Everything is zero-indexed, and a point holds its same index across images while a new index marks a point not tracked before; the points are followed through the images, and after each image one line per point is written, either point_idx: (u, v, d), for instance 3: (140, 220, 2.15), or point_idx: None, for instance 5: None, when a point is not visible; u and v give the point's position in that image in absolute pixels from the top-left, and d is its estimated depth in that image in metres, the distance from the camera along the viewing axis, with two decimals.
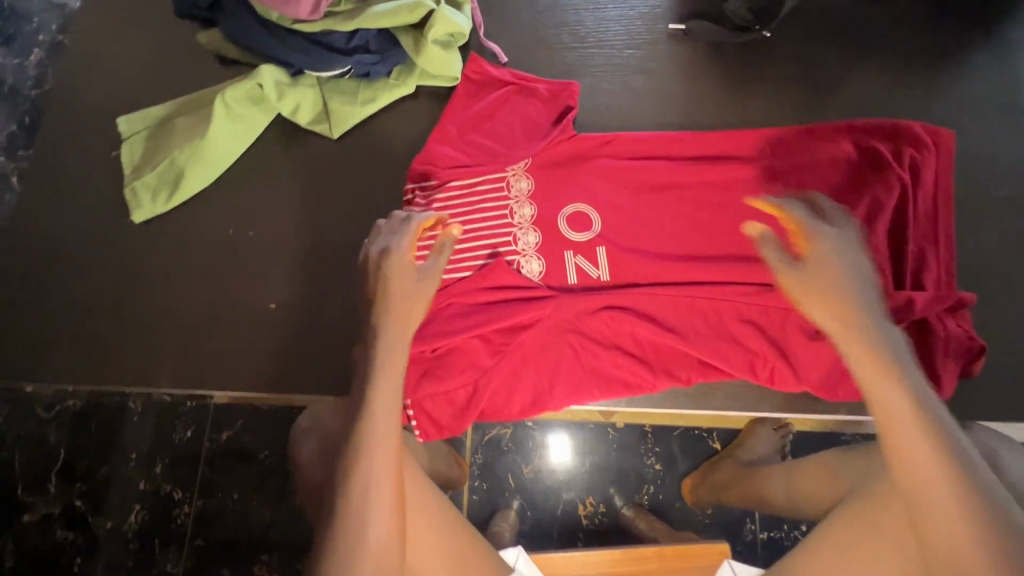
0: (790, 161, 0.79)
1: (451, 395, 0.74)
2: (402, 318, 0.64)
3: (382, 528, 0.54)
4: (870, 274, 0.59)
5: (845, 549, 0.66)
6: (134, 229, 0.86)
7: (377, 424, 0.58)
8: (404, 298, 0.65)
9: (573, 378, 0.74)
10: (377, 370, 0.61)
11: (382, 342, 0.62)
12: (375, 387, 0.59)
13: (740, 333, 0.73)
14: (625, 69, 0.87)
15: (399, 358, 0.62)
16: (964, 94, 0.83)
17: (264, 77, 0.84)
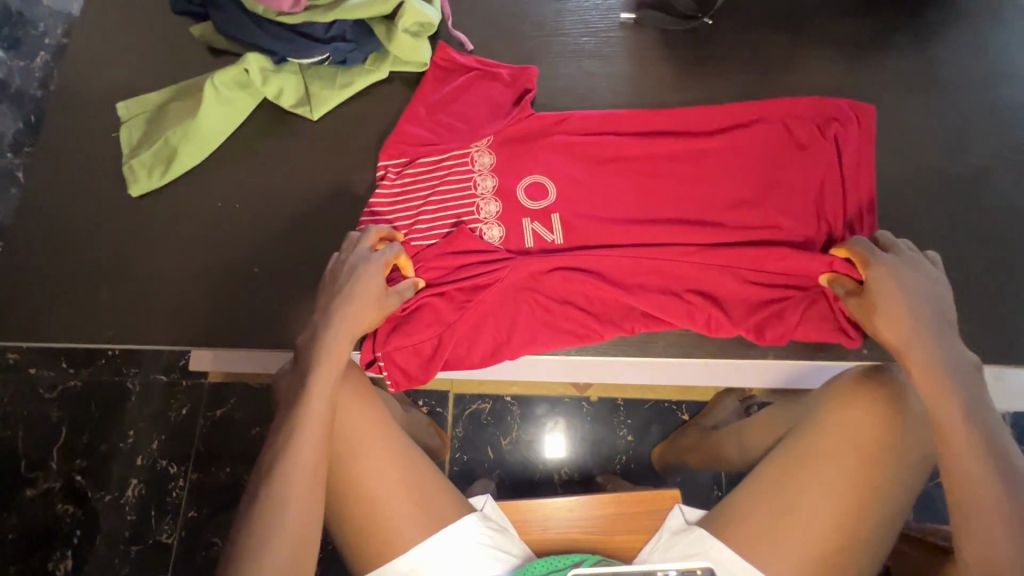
0: (730, 134, 0.86)
1: (418, 348, 0.81)
2: (359, 329, 0.72)
3: (306, 492, 0.63)
4: (936, 295, 0.68)
5: (778, 483, 0.74)
6: (130, 203, 0.94)
7: (312, 404, 0.66)
8: (368, 316, 0.73)
9: (529, 332, 0.81)
10: (319, 354, 0.69)
11: (326, 333, 0.70)
12: (318, 370, 0.68)
13: (679, 286, 0.81)
14: (580, 55, 0.96)
15: (343, 351, 0.70)
16: (885, 73, 0.92)
17: (250, 63, 0.92)
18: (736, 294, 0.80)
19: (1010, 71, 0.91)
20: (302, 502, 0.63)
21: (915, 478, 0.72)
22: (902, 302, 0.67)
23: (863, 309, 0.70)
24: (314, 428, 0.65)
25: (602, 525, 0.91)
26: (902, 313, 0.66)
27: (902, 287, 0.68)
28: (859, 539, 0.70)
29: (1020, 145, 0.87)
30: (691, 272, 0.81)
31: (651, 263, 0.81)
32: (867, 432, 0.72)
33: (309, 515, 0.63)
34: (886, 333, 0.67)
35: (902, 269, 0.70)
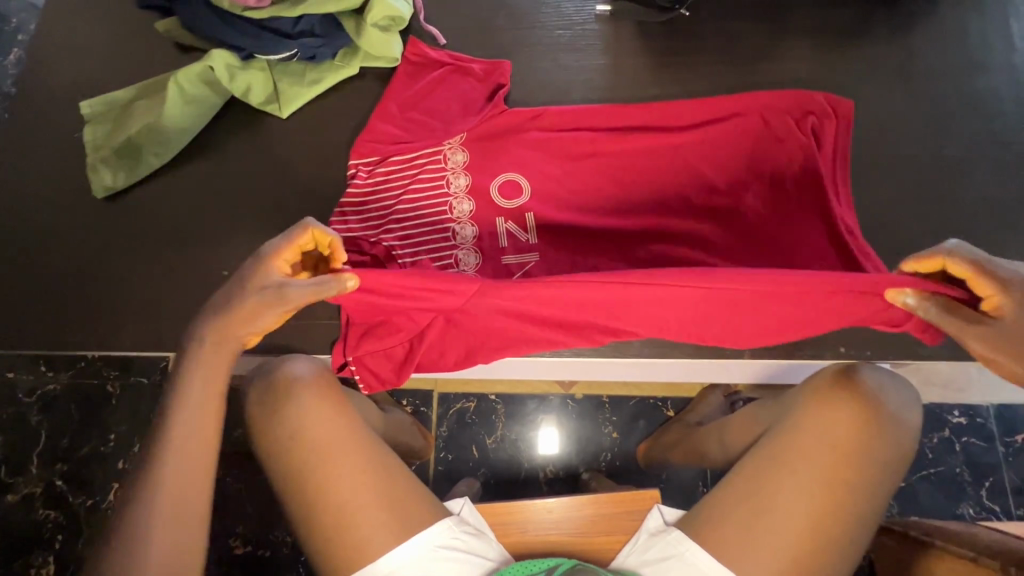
0: (707, 129, 0.84)
1: (390, 351, 0.79)
2: (240, 326, 0.64)
3: (171, 517, 0.61)
4: None
5: (755, 482, 0.73)
6: (96, 204, 0.92)
7: (179, 423, 0.63)
8: (251, 313, 0.63)
9: (499, 342, 0.77)
10: (190, 369, 0.65)
11: (195, 346, 0.65)
12: (186, 388, 0.64)
13: (670, 315, 0.70)
14: (556, 48, 0.94)
15: (221, 362, 0.65)
16: (866, 64, 0.90)
17: (215, 60, 0.89)
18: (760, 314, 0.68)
19: (990, 61, 0.89)
20: (167, 527, 0.60)
21: (891, 479, 0.71)
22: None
23: (999, 355, 0.55)
24: (180, 449, 0.63)
25: (584, 527, 0.90)
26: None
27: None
28: (835, 541, 0.69)
29: (1001, 137, 0.85)
30: (716, 301, 0.65)
31: (647, 291, 0.63)
32: (846, 432, 0.71)
33: (175, 541, 0.60)
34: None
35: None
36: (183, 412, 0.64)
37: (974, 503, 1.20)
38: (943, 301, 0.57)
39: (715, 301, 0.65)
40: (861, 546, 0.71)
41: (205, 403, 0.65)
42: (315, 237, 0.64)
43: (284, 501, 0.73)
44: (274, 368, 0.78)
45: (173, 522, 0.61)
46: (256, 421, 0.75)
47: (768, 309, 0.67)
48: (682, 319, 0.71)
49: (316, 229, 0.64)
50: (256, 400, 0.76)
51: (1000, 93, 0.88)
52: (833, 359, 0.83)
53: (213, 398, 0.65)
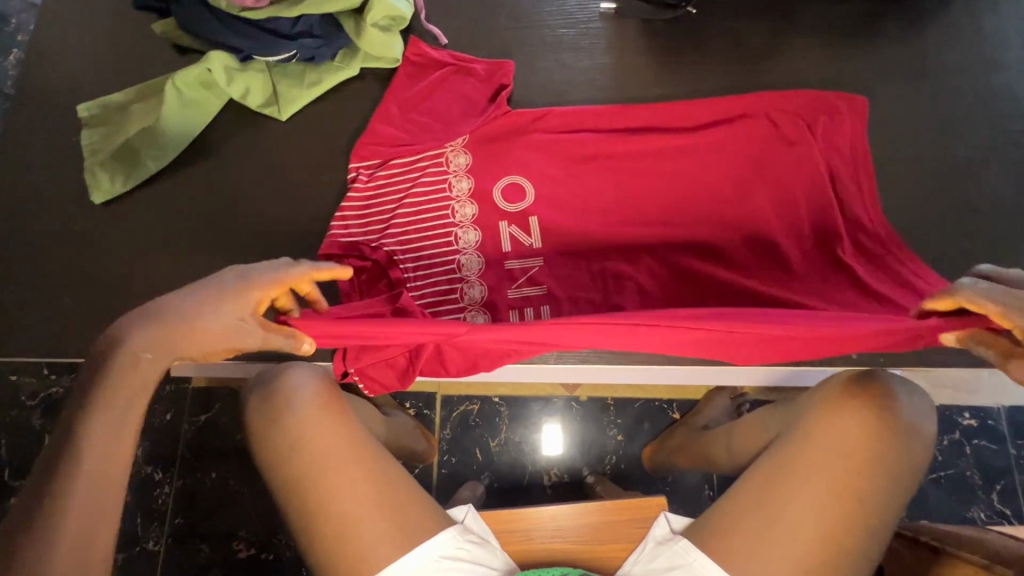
0: (714, 130, 0.83)
1: (391, 360, 0.78)
2: (181, 346, 0.59)
3: (76, 547, 0.55)
4: None
5: (763, 491, 0.72)
6: (94, 209, 0.90)
7: (92, 441, 0.57)
8: (205, 336, 0.59)
9: (496, 354, 0.75)
10: (110, 381, 0.58)
11: (122, 357, 0.58)
12: (104, 403, 0.58)
13: (693, 345, 0.66)
14: (559, 47, 0.92)
15: (146, 376, 0.60)
16: (877, 62, 0.88)
17: (213, 62, 0.88)
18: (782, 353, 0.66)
19: (1005, 57, 0.87)
20: (79, 552, 0.55)
21: (903, 490, 0.70)
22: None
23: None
24: (92, 471, 0.57)
25: (589, 534, 0.89)
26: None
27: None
28: (845, 551, 0.68)
29: (1016, 136, 0.83)
30: (737, 344, 0.64)
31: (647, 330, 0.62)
32: (858, 442, 0.69)
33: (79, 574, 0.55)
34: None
35: None
36: (99, 429, 0.58)
37: (985, 507, 1.18)
38: (978, 336, 0.54)
39: (737, 344, 0.64)
40: (873, 558, 0.69)
41: (124, 420, 0.59)
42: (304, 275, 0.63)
43: (285, 511, 0.73)
44: (275, 377, 0.77)
45: (75, 554, 0.54)
46: (256, 431, 0.74)
47: (797, 345, 0.64)
48: (708, 349, 0.66)
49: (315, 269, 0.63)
50: (256, 407, 0.75)
51: (1015, 90, 0.85)
52: (844, 365, 0.82)
53: (133, 414, 0.60)
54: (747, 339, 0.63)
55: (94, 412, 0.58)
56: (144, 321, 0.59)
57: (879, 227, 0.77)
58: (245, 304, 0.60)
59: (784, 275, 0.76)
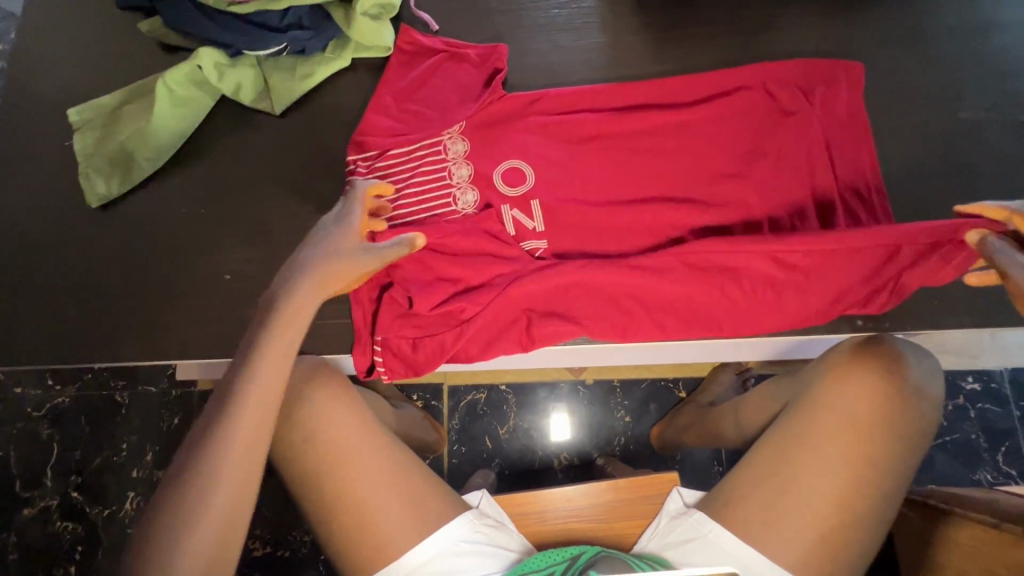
0: (712, 105, 0.82)
1: (419, 341, 0.78)
2: (330, 287, 0.68)
3: (236, 480, 0.57)
4: None
5: (775, 463, 0.72)
6: (91, 213, 0.90)
7: (256, 380, 0.60)
8: (338, 270, 0.68)
9: (495, 330, 0.77)
10: (276, 322, 0.64)
11: (292, 298, 0.66)
12: (270, 342, 0.63)
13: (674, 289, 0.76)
14: (552, 29, 0.91)
15: (301, 319, 0.66)
16: (872, 27, 0.87)
17: (203, 59, 0.87)
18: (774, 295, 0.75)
19: (999, 18, 0.87)
20: (245, 458, 0.58)
21: (914, 452, 0.70)
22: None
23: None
24: (253, 406, 0.60)
25: (604, 513, 0.90)
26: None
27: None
28: (858, 517, 0.68)
29: (1013, 97, 0.83)
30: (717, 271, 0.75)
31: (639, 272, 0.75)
32: (867, 407, 0.70)
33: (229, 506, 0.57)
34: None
35: None
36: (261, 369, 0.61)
37: (991, 469, 1.20)
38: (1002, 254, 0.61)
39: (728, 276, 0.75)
40: (887, 520, 0.70)
41: (286, 358, 0.63)
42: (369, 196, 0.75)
43: (301, 503, 0.73)
44: None
45: (235, 492, 0.57)
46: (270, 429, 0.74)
47: (765, 270, 0.74)
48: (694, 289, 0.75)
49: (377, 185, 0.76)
50: None
51: (1011, 51, 0.85)
52: (851, 333, 0.82)
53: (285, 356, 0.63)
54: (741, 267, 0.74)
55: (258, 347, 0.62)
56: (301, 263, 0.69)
57: (874, 184, 0.78)
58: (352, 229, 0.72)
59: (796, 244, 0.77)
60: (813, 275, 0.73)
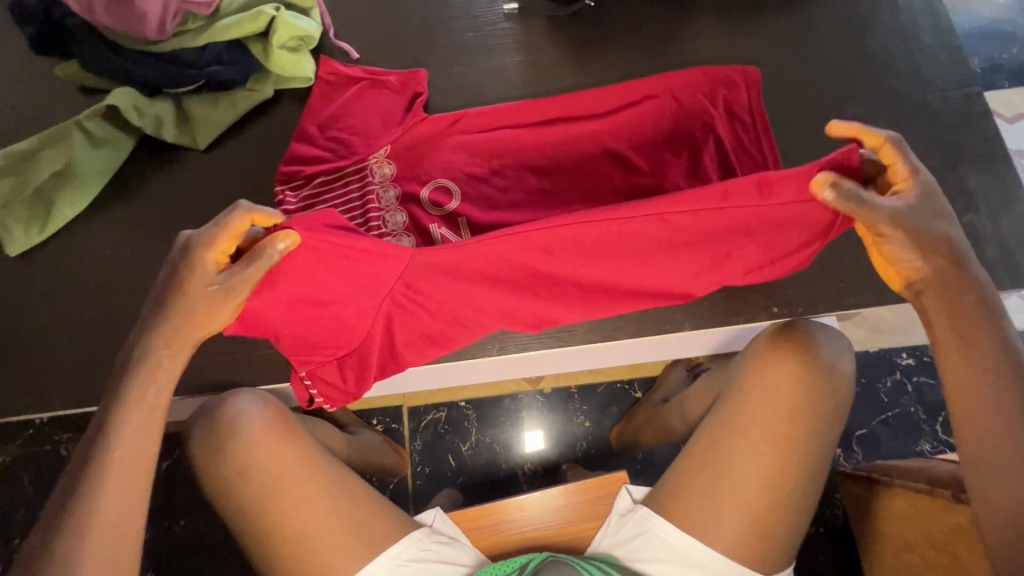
0: (621, 114, 0.87)
1: (349, 363, 0.78)
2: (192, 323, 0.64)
3: (121, 503, 0.61)
4: (941, 237, 0.60)
5: (709, 450, 0.75)
6: (12, 262, 0.88)
7: (136, 391, 0.63)
8: (201, 315, 0.63)
9: (417, 337, 0.76)
10: (134, 387, 0.63)
11: (145, 363, 0.63)
12: (124, 415, 0.62)
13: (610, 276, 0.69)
14: (470, 51, 0.95)
15: (161, 379, 0.64)
16: (766, 34, 0.94)
17: (117, 98, 0.86)
18: (688, 261, 0.68)
19: (879, 18, 0.94)
20: (122, 463, 0.61)
21: (834, 428, 0.75)
22: (912, 237, 0.58)
23: (896, 230, 0.58)
24: (116, 485, 0.61)
25: (558, 519, 0.90)
26: (939, 244, 0.59)
27: (928, 214, 0.59)
28: (789, 493, 0.72)
29: (898, 90, 0.90)
30: (641, 252, 0.67)
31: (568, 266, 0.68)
32: (789, 389, 0.74)
33: (119, 510, 0.61)
34: (924, 286, 0.61)
35: (913, 211, 0.58)
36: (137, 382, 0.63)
37: (931, 439, 1.26)
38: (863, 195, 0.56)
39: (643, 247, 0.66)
40: (816, 496, 0.74)
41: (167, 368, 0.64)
42: (248, 218, 0.61)
43: (244, 540, 0.72)
44: (217, 406, 0.75)
45: (119, 493, 0.61)
46: (206, 464, 0.73)
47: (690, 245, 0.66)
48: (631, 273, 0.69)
49: (259, 214, 0.62)
50: (202, 441, 0.74)
51: (890, 49, 0.92)
52: (769, 319, 0.84)
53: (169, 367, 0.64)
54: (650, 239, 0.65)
55: (115, 419, 0.62)
56: (156, 318, 0.64)
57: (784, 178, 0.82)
58: (206, 266, 0.62)
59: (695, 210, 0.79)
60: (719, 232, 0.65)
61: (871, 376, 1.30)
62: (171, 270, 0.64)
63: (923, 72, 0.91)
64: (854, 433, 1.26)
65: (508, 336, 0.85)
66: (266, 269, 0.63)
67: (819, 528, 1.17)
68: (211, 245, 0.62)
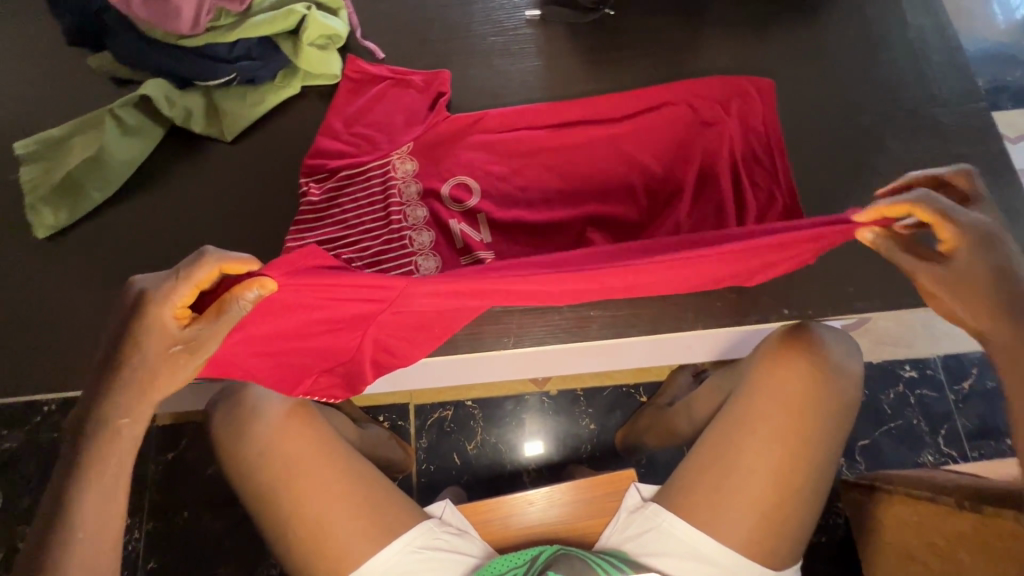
0: (638, 121, 0.90)
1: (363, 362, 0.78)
2: (157, 377, 0.60)
3: (98, 531, 0.61)
4: (1009, 296, 0.58)
5: (717, 448, 0.76)
6: (39, 244, 0.90)
7: (111, 426, 0.61)
8: (167, 371, 0.60)
9: (422, 331, 0.75)
10: (95, 451, 0.60)
11: (104, 428, 0.61)
12: (89, 483, 0.60)
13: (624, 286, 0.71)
14: (492, 55, 0.98)
15: (125, 440, 0.62)
16: (779, 46, 0.97)
17: (151, 89, 0.90)
18: (691, 281, 0.73)
19: (890, 35, 0.97)
20: (98, 494, 0.61)
21: (842, 430, 0.76)
22: (961, 296, 0.59)
23: (936, 286, 0.60)
24: (88, 541, 0.60)
25: (566, 515, 0.91)
26: (993, 306, 0.58)
27: (976, 276, 0.58)
28: (798, 491, 0.73)
29: (907, 105, 0.93)
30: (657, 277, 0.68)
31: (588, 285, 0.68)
32: (797, 390, 0.75)
33: (95, 539, 0.61)
34: (989, 341, 0.60)
35: (970, 270, 0.58)
36: (111, 417, 0.61)
37: (934, 451, 1.27)
38: (889, 247, 0.60)
39: (659, 276, 0.67)
40: (824, 495, 0.75)
41: (142, 406, 0.61)
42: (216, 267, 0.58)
43: (261, 522, 0.73)
44: (238, 390, 0.77)
45: (97, 521, 0.61)
46: (225, 445, 0.74)
47: (702, 269, 0.68)
48: (643, 287, 0.71)
49: (224, 262, 0.57)
50: (222, 421, 0.75)
51: (899, 65, 0.95)
52: (778, 321, 0.86)
53: (149, 404, 0.61)
54: (666, 273, 0.67)
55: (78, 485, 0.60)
56: (112, 380, 0.60)
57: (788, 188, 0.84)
58: (166, 323, 0.59)
59: (702, 214, 0.83)
60: (722, 268, 0.70)
61: (875, 388, 1.31)
62: (121, 327, 0.59)
63: (931, 88, 0.93)
64: (857, 444, 1.27)
65: (523, 330, 0.87)
66: (235, 321, 0.60)
67: (822, 537, 1.18)
68: (168, 299, 0.58)
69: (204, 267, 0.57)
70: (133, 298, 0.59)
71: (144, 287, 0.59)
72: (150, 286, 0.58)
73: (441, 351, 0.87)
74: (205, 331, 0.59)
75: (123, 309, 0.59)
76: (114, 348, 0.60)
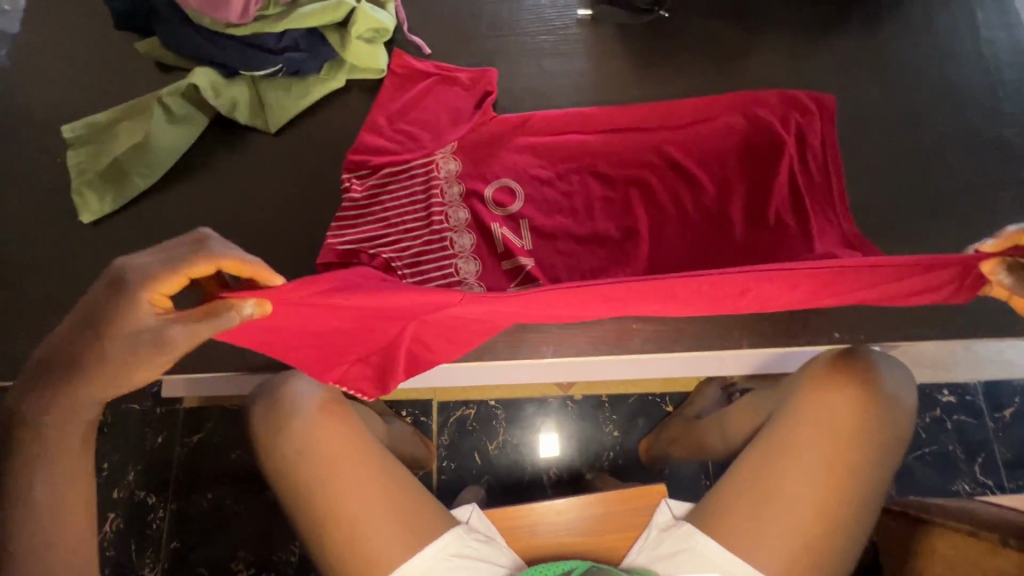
0: (689, 130, 0.87)
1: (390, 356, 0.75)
2: (123, 368, 0.56)
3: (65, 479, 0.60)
4: None
5: (759, 473, 0.74)
6: (83, 228, 0.90)
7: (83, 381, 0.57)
8: (135, 364, 0.56)
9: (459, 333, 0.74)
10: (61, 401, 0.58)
11: (57, 391, 0.57)
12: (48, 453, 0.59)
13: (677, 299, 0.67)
14: (540, 54, 0.95)
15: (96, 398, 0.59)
16: (840, 56, 0.93)
17: (199, 78, 0.89)
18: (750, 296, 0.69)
19: (959, 48, 0.92)
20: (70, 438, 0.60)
21: (891, 463, 0.73)
22: None
23: None
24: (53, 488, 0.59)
25: (592, 527, 0.90)
26: None
27: None
28: (841, 523, 0.71)
29: (974, 123, 0.88)
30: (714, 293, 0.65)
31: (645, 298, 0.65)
32: (846, 417, 0.73)
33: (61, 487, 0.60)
34: None
35: None
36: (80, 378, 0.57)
37: (969, 479, 1.23)
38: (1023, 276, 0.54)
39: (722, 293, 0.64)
40: (868, 528, 0.72)
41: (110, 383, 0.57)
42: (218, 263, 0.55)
43: (295, 520, 0.73)
44: (276, 387, 0.77)
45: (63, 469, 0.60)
46: (262, 442, 0.74)
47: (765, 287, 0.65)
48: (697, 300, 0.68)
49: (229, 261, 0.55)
50: (260, 417, 0.76)
51: (967, 81, 0.90)
52: (827, 345, 0.83)
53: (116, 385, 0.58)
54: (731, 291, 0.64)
55: (30, 483, 0.58)
56: (67, 374, 0.57)
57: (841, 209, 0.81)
58: (142, 309, 0.54)
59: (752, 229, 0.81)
60: (757, 295, 0.66)
61: None
62: (95, 305, 0.54)
63: (1001, 106, 0.89)
64: None
65: (562, 339, 0.85)
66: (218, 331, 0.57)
67: None
68: (150, 284, 0.54)
69: (207, 262, 0.55)
70: (114, 280, 0.54)
71: (128, 271, 0.54)
72: (135, 271, 0.54)
73: (477, 356, 0.86)
74: (189, 333, 0.55)
75: (101, 287, 0.55)
76: (82, 323, 0.55)
